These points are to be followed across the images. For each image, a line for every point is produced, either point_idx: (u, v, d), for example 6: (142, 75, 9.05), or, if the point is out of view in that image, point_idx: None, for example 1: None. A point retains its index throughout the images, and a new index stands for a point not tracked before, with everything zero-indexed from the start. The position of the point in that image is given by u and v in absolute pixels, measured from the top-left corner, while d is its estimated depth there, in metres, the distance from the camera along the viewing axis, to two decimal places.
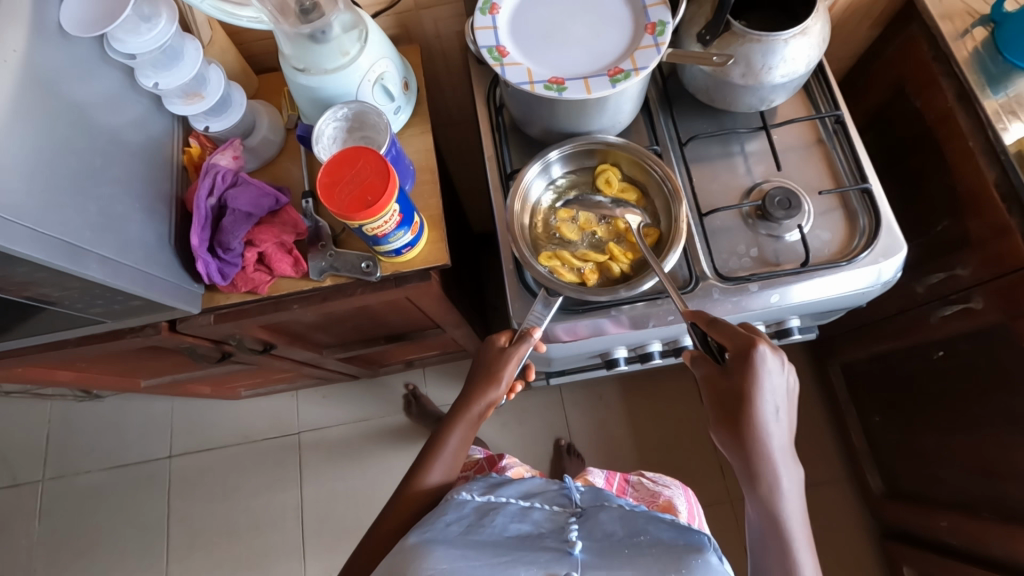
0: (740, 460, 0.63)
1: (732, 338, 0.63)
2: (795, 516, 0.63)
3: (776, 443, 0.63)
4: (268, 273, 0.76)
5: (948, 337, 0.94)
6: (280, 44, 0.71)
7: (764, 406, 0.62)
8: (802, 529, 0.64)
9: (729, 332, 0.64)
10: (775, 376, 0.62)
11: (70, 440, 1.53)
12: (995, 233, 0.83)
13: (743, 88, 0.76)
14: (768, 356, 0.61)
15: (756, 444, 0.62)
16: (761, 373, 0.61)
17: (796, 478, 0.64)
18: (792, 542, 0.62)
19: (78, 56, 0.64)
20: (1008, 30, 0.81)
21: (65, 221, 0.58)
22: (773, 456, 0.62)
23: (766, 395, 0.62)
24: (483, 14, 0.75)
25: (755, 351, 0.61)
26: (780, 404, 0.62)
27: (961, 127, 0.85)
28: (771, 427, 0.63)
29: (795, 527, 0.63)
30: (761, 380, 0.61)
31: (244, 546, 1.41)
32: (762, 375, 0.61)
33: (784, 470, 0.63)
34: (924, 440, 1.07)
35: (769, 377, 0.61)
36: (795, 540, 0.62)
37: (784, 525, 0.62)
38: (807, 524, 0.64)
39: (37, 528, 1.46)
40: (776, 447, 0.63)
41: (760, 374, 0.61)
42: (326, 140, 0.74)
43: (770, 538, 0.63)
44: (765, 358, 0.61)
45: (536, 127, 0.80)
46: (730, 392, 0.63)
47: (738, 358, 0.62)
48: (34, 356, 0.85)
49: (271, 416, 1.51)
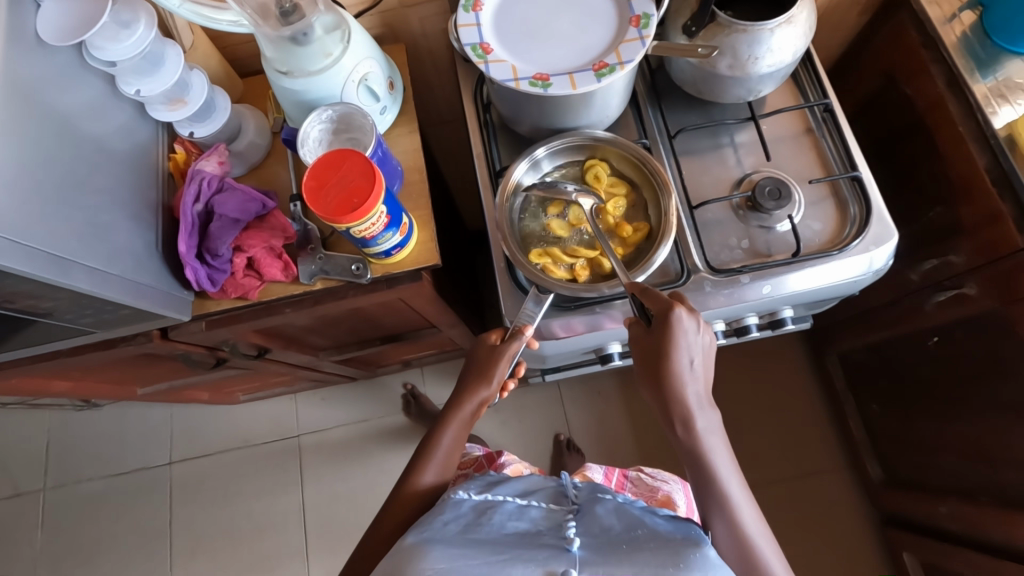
0: (663, 408, 0.68)
1: (652, 301, 0.66)
2: (719, 453, 0.67)
3: (692, 392, 0.67)
4: (258, 278, 0.76)
5: (943, 323, 0.94)
6: (262, 48, 0.71)
7: (681, 360, 0.65)
8: (728, 463, 0.68)
9: (652, 297, 0.66)
10: (691, 334, 0.64)
11: (69, 449, 1.53)
12: (987, 218, 0.83)
13: (730, 79, 0.75)
14: (685, 317, 0.64)
15: (674, 393, 0.66)
16: (679, 333, 0.64)
17: (715, 420, 0.68)
18: (719, 478, 0.66)
19: (58, 65, 0.64)
20: (996, 13, 0.80)
21: (50, 232, 0.58)
22: (690, 402, 0.66)
23: (683, 351, 0.65)
24: (466, 11, 0.75)
25: (671, 314, 0.63)
26: (696, 359, 0.66)
27: (951, 112, 0.85)
28: (688, 377, 0.66)
29: (721, 464, 0.67)
30: (679, 339, 0.64)
31: (246, 550, 1.42)
32: (679, 335, 0.64)
33: (700, 413, 0.67)
34: (922, 426, 1.07)
35: (686, 336, 0.64)
36: (723, 475, 0.66)
37: (709, 462, 0.66)
38: (734, 459, 0.68)
39: (40, 538, 1.46)
40: (694, 393, 0.67)
41: (678, 333, 0.64)
42: (312, 143, 0.74)
43: (698, 474, 0.67)
44: (683, 319, 0.64)
45: (523, 124, 0.79)
46: (650, 350, 0.66)
47: (658, 321, 0.64)
48: (27, 368, 0.85)
49: (270, 420, 1.51)
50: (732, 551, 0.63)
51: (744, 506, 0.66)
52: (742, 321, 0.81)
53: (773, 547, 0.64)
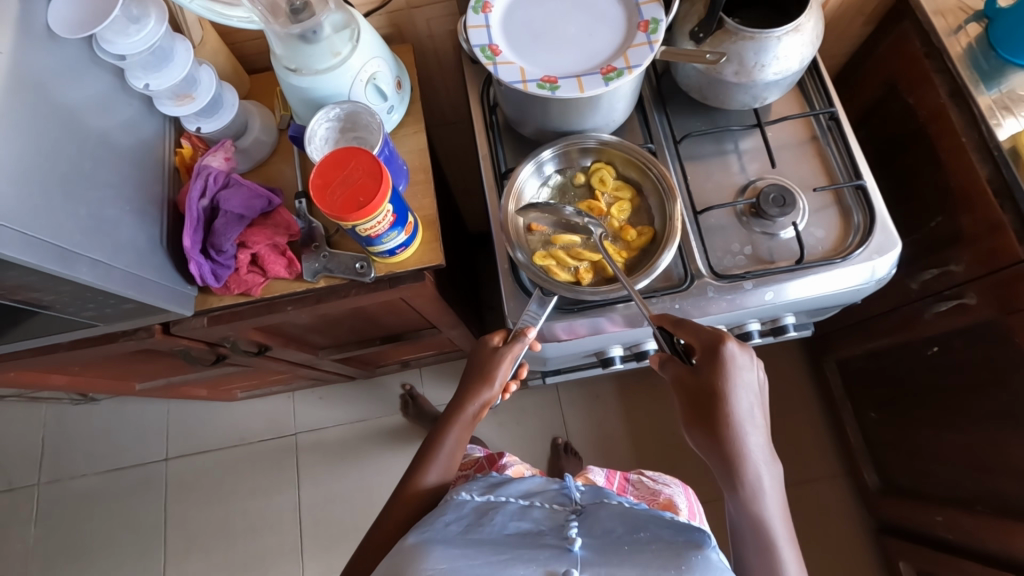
0: (718, 457, 0.65)
1: (698, 336, 0.66)
2: (774, 508, 0.65)
3: (750, 434, 0.64)
4: (261, 274, 0.76)
5: (943, 332, 0.94)
6: (272, 45, 0.71)
7: (738, 400, 0.64)
8: (781, 518, 0.65)
9: (693, 329, 0.66)
10: (744, 370, 0.64)
11: (68, 436, 1.53)
12: (990, 228, 0.83)
13: (736, 86, 0.76)
14: (736, 352, 0.64)
15: (733, 436, 0.63)
16: (731, 369, 0.63)
17: (772, 465, 0.66)
18: (771, 532, 0.64)
19: (66, 58, 0.63)
20: (1000, 26, 0.81)
21: (54, 224, 0.58)
22: (751, 450, 0.64)
23: (738, 391, 0.64)
24: (475, 13, 0.75)
25: (725, 348, 0.63)
26: (751, 398, 0.65)
27: (955, 124, 0.85)
28: (747, 423, 0.64)
29: (773, 517, 0.64)
30: (732, 375, 0.64)
31: (244, 542, 1.42)
32: (734, 369, 0.64)
33: (761, 463, 0.65)
34: (923, 438, 1.06)
35: (740, 372, 0.64)
36: (775, 529, 0.64)
37: (762, 513, 0.64)
38: (786, 511, 0.66)
39: (34, 531, 1.46)
40: (753, 443, 0.64)
41: (730, 369, 0.64)
42: (319, 141, 0.74)
43: (751, 529, 0.64)
44: (734, 354, 0.64)
45: (529, 126, 0.79)
46: (701, 391, 0.64)
47: (707, 357, 0.64)
48: (26, 360, 0.85)
49: (267, 417, 1.50)
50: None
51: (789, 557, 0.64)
52: (744, 327, 0.82)
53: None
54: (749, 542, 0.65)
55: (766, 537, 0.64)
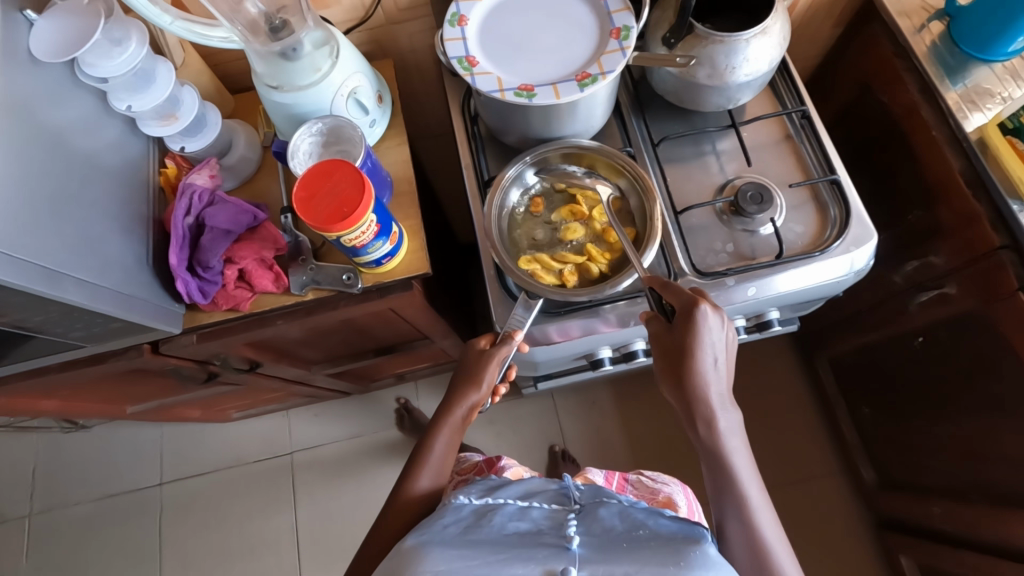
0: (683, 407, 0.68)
1: (677, 296, 0.67)
2: (740, 458, 0.67)
3: (713, 388, 0.67)
4: (249, 289, 0.77)
5: (926, 322, 0.96)
6: (253, 63, 0.72)
7: (704, 357, 0.66)
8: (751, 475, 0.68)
9: (675, 291, 0.68)
10: (714, 331, 0.66)
11: (60, 465, 1.52)
12: (964, 217, 0.85)
13: (709, 88, 0.78)
14: (708, 314, 0.65)
15: (697, 390, 0.67)
16: (703, 330, 0.65)
17: (735, 419, 0.69)
18: (740, 482, 0.66)
19: (50, 83, 0.65)
20: (962, 22, 0.84)
21: (41, 245, 0.58)
22: (711, 401, 0.67)
23: (706, 350, 0.66)
24: (452, 26, 0.77)
25: (697, 310, 0.65)
26: (718, 355, 0.67)
27: (925, 118, 0.88)
28: (713, 377, 0.67)
29: (741, 468, 0.67)
30: (703, 335, 0.65)
31: (241, 564, 1.40)
32: (704, 331, 0.65)
33: (722, 413, 0.68)
34: (915, 428, 1.08)
35: (710, 332, 0.65)
36: (742, 479, 0.66)
37: (729, 464, 0.67)
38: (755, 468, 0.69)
39: (26, 564, 1.43)
40: (717, 395, 0.67)
41: (702, 329, 0.65)
42: (302, 156, 0.75)
43: (721, 482, 0.66)
44: (707, 315, 0.65)
45: (509, 135, 0.81)
46: (674, 348, 0.67)
47: (682, 316, 0.66)
48: (16, 384, 0.85)
49: (261, 438, 1.50)
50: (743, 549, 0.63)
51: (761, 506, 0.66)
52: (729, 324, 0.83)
53: (779, 536, 0.64)
54: (721, 494, 0.66)
55: (735, 488, 0.66)
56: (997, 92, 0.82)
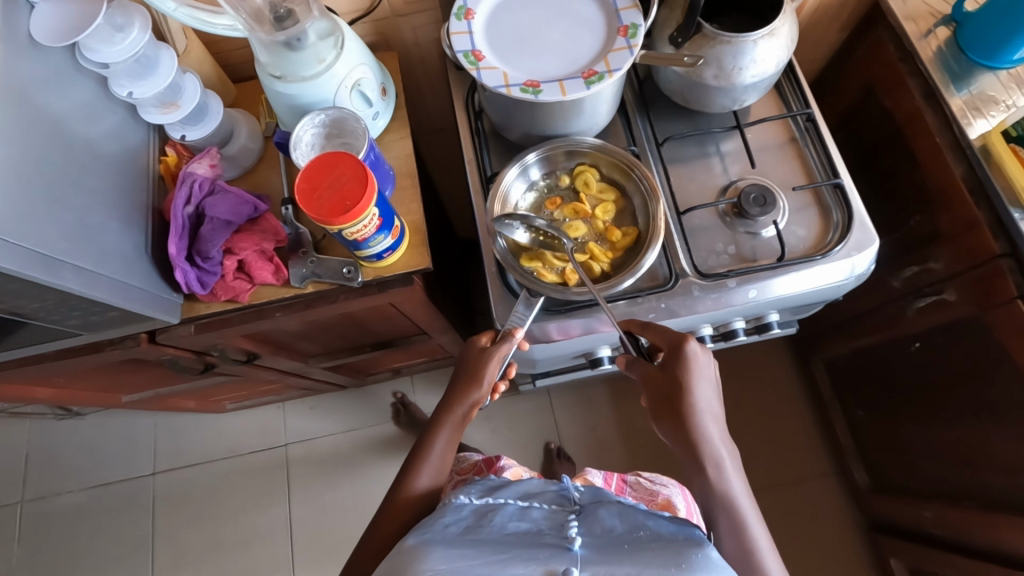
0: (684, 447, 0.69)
1: (663, 337, 0.71)
2: (742, 493, 0.67)
3: (711, 427, 0.69)
4: (248, 280, 0.76)
5: (923, 327, 0.96)
6: (257, 52, 0.71)
7: (698, 394, 0.69)
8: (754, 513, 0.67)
9: (661, 331, 0.71)
10: (703, 368, 0.70)
11: (53, 453, 1.51)
12: (964, 223, 0.85)
13: (716, 88, 0.77)
14: (698, 351, 0.69)
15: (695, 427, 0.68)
16: (693, 366, 0.69)
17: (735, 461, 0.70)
18: (744, 516, 0.66)
19: (51, 67, 0.64)
20: (969, 28, 0.83)
21: (39, 232, 0.58)
22: (712, 439, 0.68)
23: (699, 386, 0.69)
24: (458, 19, 0.76)
25: (687, 346, 0.69)
26: (710, 393, 0.70)
27: (928, 124, 0.88)
28: (708, 413, 0.69)
29: (744, 501, 0.67)
30: (694, 370, 0.69)
31: (234, 556, 1.40)
32: (695, 368, 0.69)
33: (724, 452, 0.68)
34: (909, 433, 1.08)
35: (700, 369, 0.69)
36: (746, 512, 0.66)
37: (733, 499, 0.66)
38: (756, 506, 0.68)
39: (17, 551, 1.43)
40: (716, 431, 0.69)
41: (692, 366, 0.69)
42: (305, 147, 0.75)
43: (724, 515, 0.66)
44: (694, 351, 0.69)
45: (513, 131, 0.81)
46: (666, 385, 0.70)
47: (671, 354, 0.70)
48: (11, 372, 0.84)
49: (256, 430, 1.49)
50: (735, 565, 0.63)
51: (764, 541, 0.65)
52: (729, 325, 0.83)
53: (781, 568, 0.63)
54: (726, 527, 0.65)
55: (738, 521, 0.65)
56: (1001, 99, 0.82)
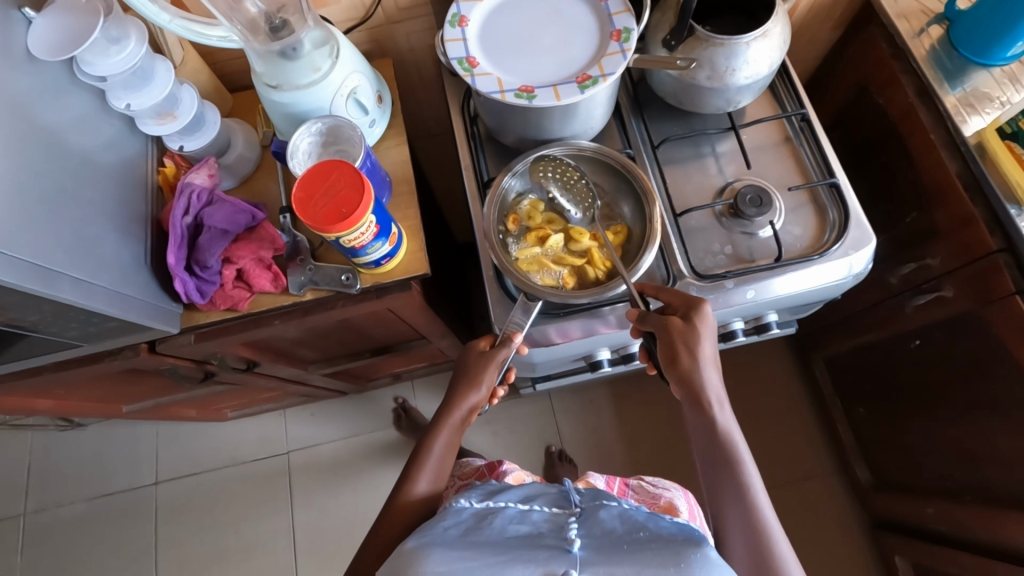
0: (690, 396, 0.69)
1: (680, 296, 0.71)
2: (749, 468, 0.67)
3: (713, 381, 0.69)
4: (247, 288, 0.77)
5: (922, 325, 0.96)
6: (252, 62, 0.72)
7: (707, 350, 0.68)
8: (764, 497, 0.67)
9: (677, 292, 0.71)
10: (716, 327, 0.69)
11: (54, 464, 1.51)
12: (959, 218, 0.85)
13: (709, 90, 0.77)
14: (711, 312, 0.69)
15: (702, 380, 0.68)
16: (707, 325, 0.68)
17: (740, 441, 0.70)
18: (749, 487, 0.66)
19: (47, 80, 0.64)
20: (961, 26, 0.84)
21: (36, 244, 0.58)
22: (712, 391, 0.69)
23: (710, 343, 0.68)
24: (452, 26, 0.77)
25: (701, 306, 0.68)
26: (716, 352, 0.70)
27: (923, 121, 0.88)
28: (713, 366, 0.69)
29: (750, 474, 0.67)
30: (708, 329, 0.68)
31: (236, 563, 1.40)
32: (708, 328, 0.68)
33: (721, 403, 0.69)
34: (911, 429, 1.08)
35: (713, 328, 0.69)
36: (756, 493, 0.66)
37: (740, 471, 0.67)
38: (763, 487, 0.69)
39: (20, 563, 1.43)
40: (716, 382, 0.69)
41: (707, 324, 0.68)
42: (301, 155, 0.75)
43: (724, 486, 0.67)
44: (708, 311, 0.69)
45: (509, 135, 0.81)
46: (682, 338, 0.67)
47: (688, 310, 0.69)
48: (11, 383, 0.84)
49: (257, 437, 1.50)
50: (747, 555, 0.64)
51: (771, 514, 0.65)
52: (727, 326, 0.83)
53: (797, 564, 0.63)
54: (728, 501, 0.66)
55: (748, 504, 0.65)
56: (995, 96, 0.82)
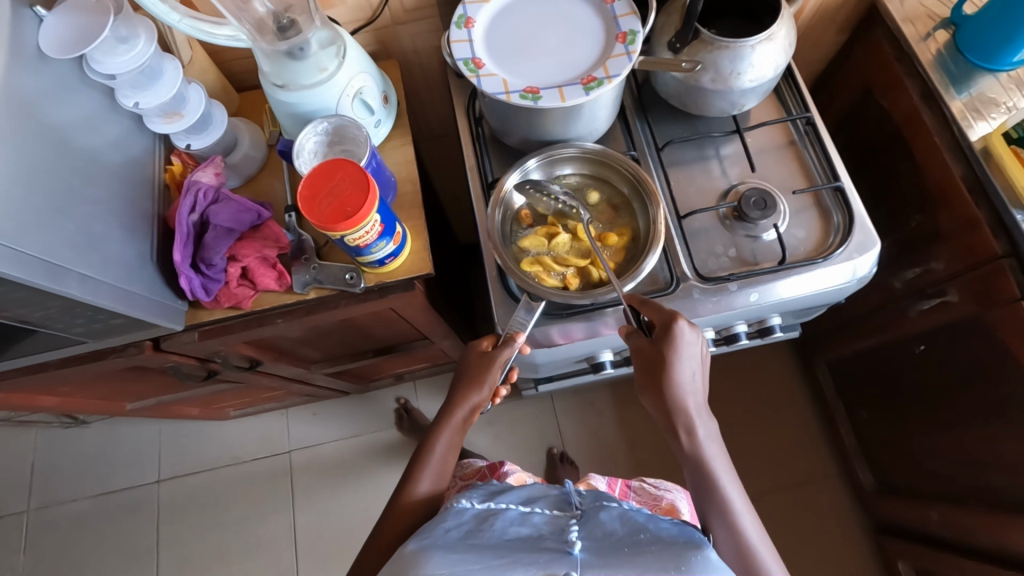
0: (664, 416, 0.70)
1: (656, 313, 0.70)
2: (728, 476, 0.69)
3: (690, 400, 0.69)
4: (252, 287, 0.77)
5: (927, 330, 0.96)
6: (259, 62, 0.72)
7: (681, 371, 0.68)
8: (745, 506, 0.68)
9: (655, 307, 0.70)
10: (691, 346, 0.68)
11: (57, 462, 1.52)
12: (964, 223, 0.85)
13: (714, 93, 0.78)
14: (686, 330, 0.68)
15: (675, 402, 0.69)
16: (680, 345, 0.67)
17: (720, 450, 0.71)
18: (730, 505, 0.66)
19: (57, 78, 0.65)
20: (967, 31, 0.84)
21: (44, 241, 0.58)
22: (690, 411, 0.69)
23: (683, 364, 0.68)
24: (458, 28, 0.77)
25: (675, 326, 0.67)
26: (694, 371, 0.69)
27: (928, 126, 0.88)
28: (688, 387, 0.69)
29: (731, 493, 0.67)
30: (681, 349, 0.68)
31: (237, 563, 1.40)
32: (681, 349, 0.68)
33: (700, 419, 0.70)
34: (915, 435, 1.07)
35: (687, 348, 0.68)
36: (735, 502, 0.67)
37: (720, 490, 0.67)
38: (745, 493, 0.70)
39: (22, 560, 1.43)
40: (694, 403, 0.69)
41: (680, 344, 0.68)
42: (307, 155, 0.75)
43: (708, 503, 0.67)
44: (684, 331, 0.68)
45: (513, 137, 0.81)
46: (653, 361, 0.68)
47: (661, 332, 0.68)
48: (17, 379, 0.85)
49: (260, 436, 1.50)
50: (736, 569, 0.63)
51: (754, 533, 0.65)
52: (730, 328, 0.83)
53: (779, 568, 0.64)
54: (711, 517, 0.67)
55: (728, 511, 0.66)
56: (1001, 101, 0.82)
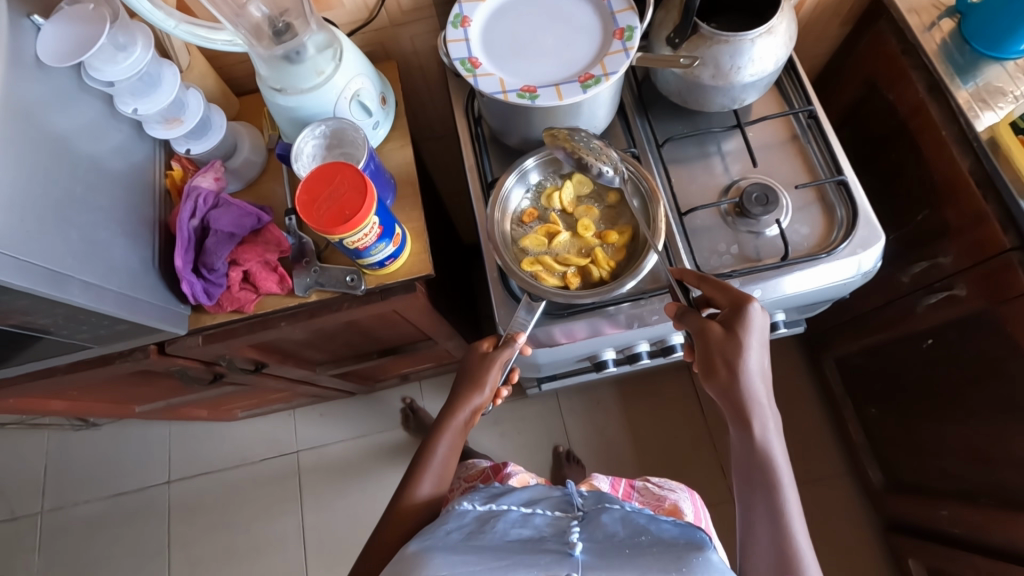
0: (732, 407, 0.65)
1: (726, 296, 0.67)
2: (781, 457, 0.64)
3: (760, 390, 0.65)
4: (253, 291, 0.77)
5: (935, 324, 0.94)
6: (257, 66, 0.73)
7: (753, 356, 0.64)
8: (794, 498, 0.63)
9: (723, 289, 0.68)
10: (763, 331, 0.65)
11: (69, 466, 1.53)
12: (972, 215, 0.84)
13: (714, 88, 0.77)
14: (759, 312, 0.65)
15: (744, 390, 0.64)
16: (753, 326, 0.64)
17: (782, 447, 0.66)
18: (776, 482, 0.63)
19: (57, 87, 0.65)
20: (973, 20, 0.83)
21: (46, 249, 0.59)
22: (760, 400, 0.64)
23: (755, 349, 0.64)
24: (454, 27, 0.77)
25: (748, 306, 0.65)
26: (764, 358, 0.66)
27: (934, 118, 0.87)
28: (758, 375, 0.65)
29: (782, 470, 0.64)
30: (753, 331, 0.64)
31: (247, 562, 1.41)
32: (754, 332, 0.64)
33: (769, 412, 0.65)
34: (924, 430, 1.06)
35: (760, 332, 0.65)
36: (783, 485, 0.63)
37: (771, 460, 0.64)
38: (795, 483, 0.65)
39: (36, 562, 1.45)
40: (763, 393, 0.65)
41: (752, 327, 0.64)
42: (306, 158, 0.75)
43: (753, 473, 0.64)
44: (755, 312, 0.65)
45: (513, 136, 0.81)
46: (722, 341, 0.64)
47: (731, 312, 0.65)
48: (25, 385, 0.86)
49: (269, 437, 1.51)
50: (771, 551, 0.61)
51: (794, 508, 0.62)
52: None
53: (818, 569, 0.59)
54: (755, 492, 0.64)
55: (773, 497, 0.62)
56: (1008, 91, 0.81)
